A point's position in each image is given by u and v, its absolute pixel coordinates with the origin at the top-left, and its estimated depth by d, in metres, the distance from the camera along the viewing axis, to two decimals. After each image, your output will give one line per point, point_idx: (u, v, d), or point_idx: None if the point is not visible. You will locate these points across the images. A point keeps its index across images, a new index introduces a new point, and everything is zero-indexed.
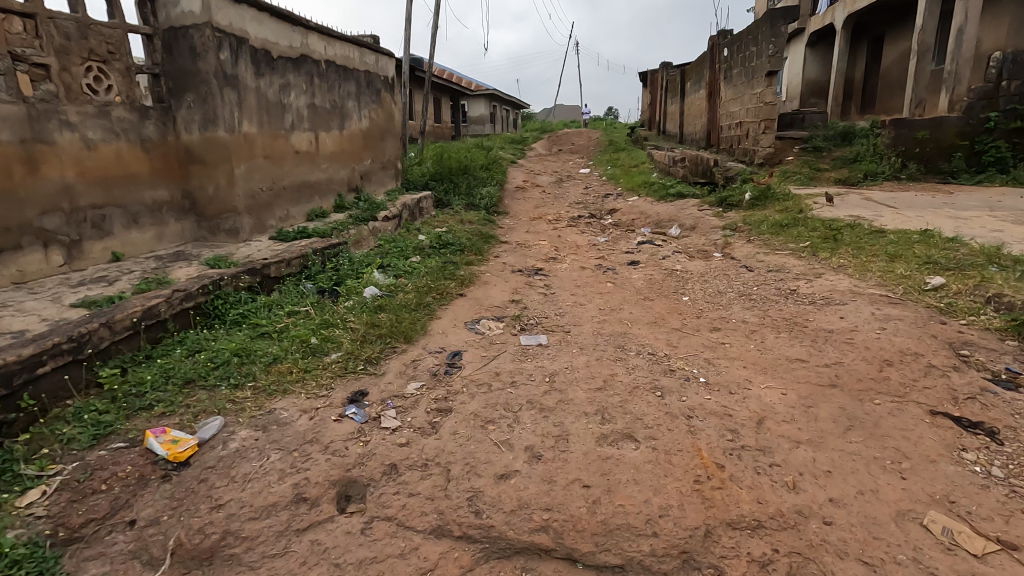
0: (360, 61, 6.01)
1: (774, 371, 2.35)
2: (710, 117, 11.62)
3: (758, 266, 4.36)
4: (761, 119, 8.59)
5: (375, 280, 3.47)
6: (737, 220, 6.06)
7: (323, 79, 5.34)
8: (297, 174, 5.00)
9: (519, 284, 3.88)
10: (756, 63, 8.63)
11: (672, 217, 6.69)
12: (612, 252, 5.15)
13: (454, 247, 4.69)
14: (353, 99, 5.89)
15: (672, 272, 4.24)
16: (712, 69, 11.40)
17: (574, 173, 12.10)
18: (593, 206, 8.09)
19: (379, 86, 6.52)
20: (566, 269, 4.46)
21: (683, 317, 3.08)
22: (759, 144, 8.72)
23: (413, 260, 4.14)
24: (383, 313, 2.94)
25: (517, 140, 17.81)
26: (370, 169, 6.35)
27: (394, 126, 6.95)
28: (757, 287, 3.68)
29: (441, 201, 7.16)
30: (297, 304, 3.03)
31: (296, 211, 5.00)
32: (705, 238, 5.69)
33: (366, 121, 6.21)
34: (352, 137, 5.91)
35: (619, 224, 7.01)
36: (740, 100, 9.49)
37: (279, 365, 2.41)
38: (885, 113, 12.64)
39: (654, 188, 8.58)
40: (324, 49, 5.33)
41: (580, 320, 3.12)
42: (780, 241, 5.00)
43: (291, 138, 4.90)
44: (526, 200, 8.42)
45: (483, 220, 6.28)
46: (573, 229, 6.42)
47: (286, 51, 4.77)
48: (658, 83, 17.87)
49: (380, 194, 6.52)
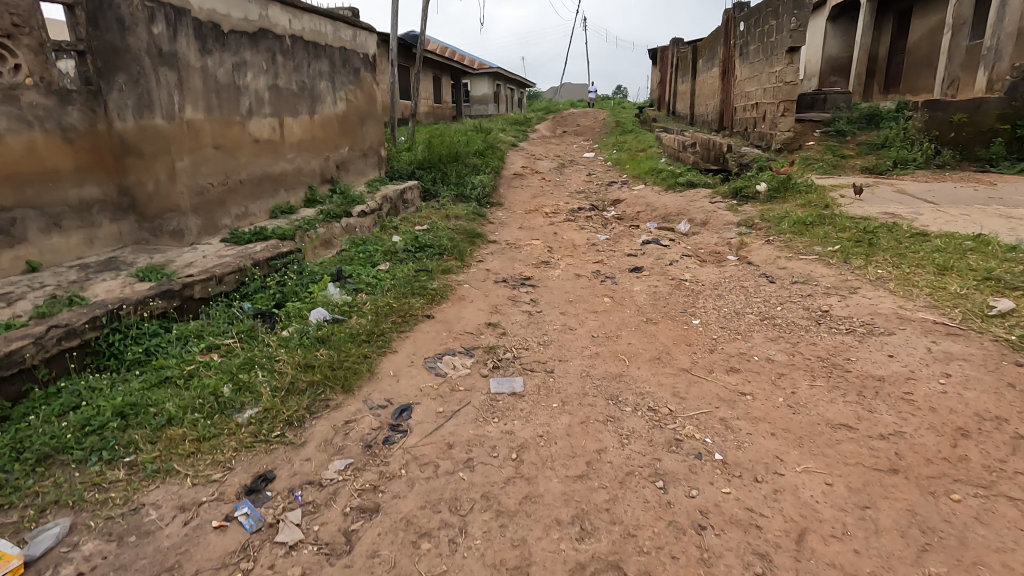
0: (334, 36, 5.39)
1: (812, 445, 1.79)
2: (723, 97, 10.86)
3: (780, 275, 3.78)
4: (780, 101, 7.89)
5: (326, 300, 2.92)
6: (753, 215, 5.45)
7: (288, 58, 4.73)
8: (257, 166, 4.44)
9: (501, 299, 3.33)
10: (776, 39, 7.90)
11: (681, 211, 6.09)
12: (613, 254, 4.58)
13: (432, 251, 4.12)
14: (326, 80, 5.29)
15: (680, 282, 3.67)
16: (727, 45, 10.62)
17: (577, 158, 11.45)
18: (595, 197, 7.49)
19: (358, 65, 5.90)
20: (558, 277, 3.90)
21: (692, 352, 2.52)
22: (777, 128, 8.04)
23: (380, 270, 3.59)
24: (324, 348, 2.40)
25: (520, 121, 17.09)
26: (347, 157, 5.76)
27: (376, 109, 6.34)
28: (780, 306, 3.10)
29: (428, 192, 6.56)
30: (222, 334, 2.48)
31: (256, 207, 4.43)
32: (718, 237, 5.09)
33: (343, 104, 5.61)
34: (326, 123, 5.33)
35: (622, 217, 6.41)
36: (757, 79, 8.77)
37: (172, 428, 1.87)
38: (911, 93, 11.84)
39: (662, 175, 7.94)
40: (289, 22, 4.71)
41: (567, 354, 2.57)
42: (804, 243, 4.42)
43: (249, 125, 4.32)
44: (524, 189, 7.82)
45: (472, 215, 5.70)
46: (572, 224, 5.83)
47: (240, 24, 4.16)
48: (669, 60, 16.99)
49: (359, 185, 5.94)
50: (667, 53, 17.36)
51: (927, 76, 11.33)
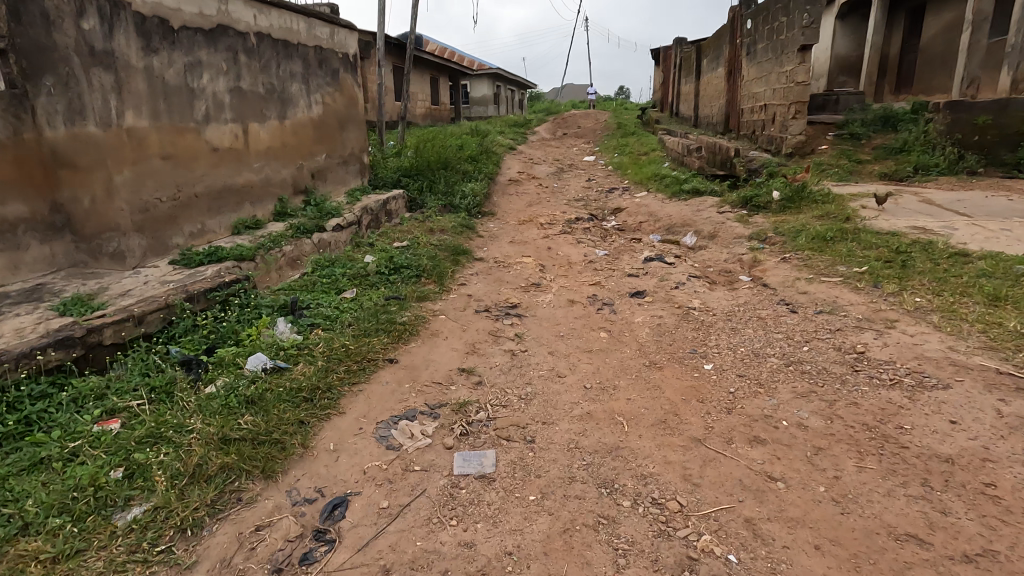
0: (308, 34, 4.94)
1: (871, 570, 1.33)
2: (729, 98, 10.41)
3: (802, 302, 3.33)
4: (790, 102, 7.41)
5: (269, 341, 2.48)
6: (766, 228, 5.01)
7: (253, 57, 4.29)
8: (216, 178, 3.99)
9: (481, 335, 2.88)
10: (787, 37, 7.43)
11: (687, 222, 5.64)
12: (613, 273, 4.12)
13: (407, 274, 3.67)
14: (298, 82, 4.84)
15: (688, 312, 3.22)
16: (733, 44, 10.17)
17: (577, 162, 11.01)
18: (595, 205, 7.05)
19: (338, 65, 5.45)
20: (550, 304, 3.45)
21: (705, 413, 2.06)
22: (787, 131, 7.58)
23: (345, 298, 3.15)
24: (250, 411, 1.95)
25: (519, 123, 16.65)
26: (325, 165, 5.32)
27: (359, 113, 5.89)
28: (806, 344, 2.64)
29: (414, 202, 6.11)
30: (129, 393, 2.03)
31: (214, 223, 3.98)
32: (728, 254, 4.65)
33: (319, 108, 5.16)
34: (298, 129, 4.88)
35: (624, 229, 5.96)
36: (766, 79, 8.31)
37: (25, 538, 1.42)
38: (925, 93, 11.38)
39: (666, 182, 7.50)
40: (254, 18, 4.27)
41: (554, 414, 2.12)
42: (825, 261, 3.96)
43: (206, 132, 3.88)
44: (519, 197, 7.38)
45: (459, 228, 5.25)
46: (568, 237, 5.39)
47: (193, 19, 3.73)
48: (672, 60, 16.55)
49: (338, 195, 5.49)
50: (671, 52, 16.89)
51: (943, 75, 10.85)
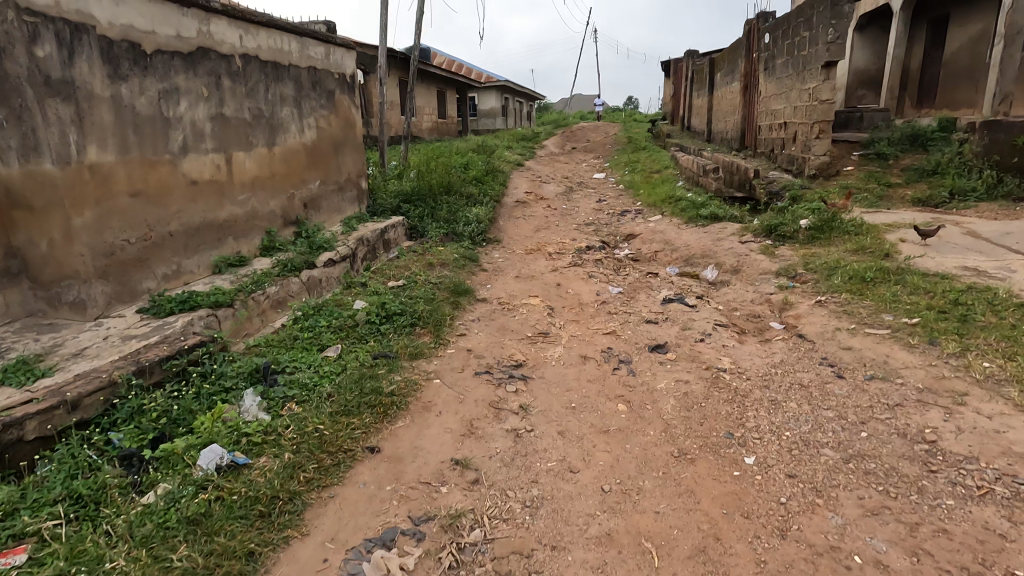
0: (300, 55, 4.63)
1: None
2: (745, 114, 10.02)
3: (847, 362, 2.92)
4: (813, 121, 7.01)
5: (230, 424, 2.12)
6: (795, 263, 4.61)
7: (238, 81, 3.97)
8: (194, 213, 3.66)
9: (480, 407, 2.49)
10: (810, 52, 7.04)
11: (707, 254, 5.24)
12: (629, 318, 3.73)
13: (401, 324, 3.30)
14: (289, 106, 4.52)
15: (718, 374, 2.81)
16: (749, 58, 9.79)
17: (587, 179, 10.65)
18: (607, 229, 6.68)
19: (333, 86, 5.13)
20: (559, 361, 3.06)
21: (753, 538, 1.68)
22: (809, 151, 7.17)
23: (327, 358, 2.79)
24: (189, 539, 1.59)
25: (527, 137, 16.34)
26: (318, 193, 4.98)
27: (356, 136, 5.56)
28: (862, 428, 2.24)
29: (414, 230, 5.76)
30: (47, 508, 1.67)
31: (191, 263, 3.64)
32: (754, 293, 4.24)
33: (312, 133, 4.84)
34: (289, 156, 4.55)
35: (638, 259, 5.57)
36: (786, 96, 7.91)
37: None
38: (949, 107, 10.94)
39: (681, 205, 7.11)
40: (240, 39, 3.96)
41: (565, 536, 1.73)
42: (868, 307, 3.55)
43: (183, 164, 3.55)
44: (527, 220, 7.02)
45: (462, 260, 4.89)
46: (578, 269, 5.01)
47: (169, 42, 3.41)
48: (683, 73, 16.21)
49: (332, 224, 5.15)
50: (683, 64, 16.53)
51: (969, 89, 10.42)
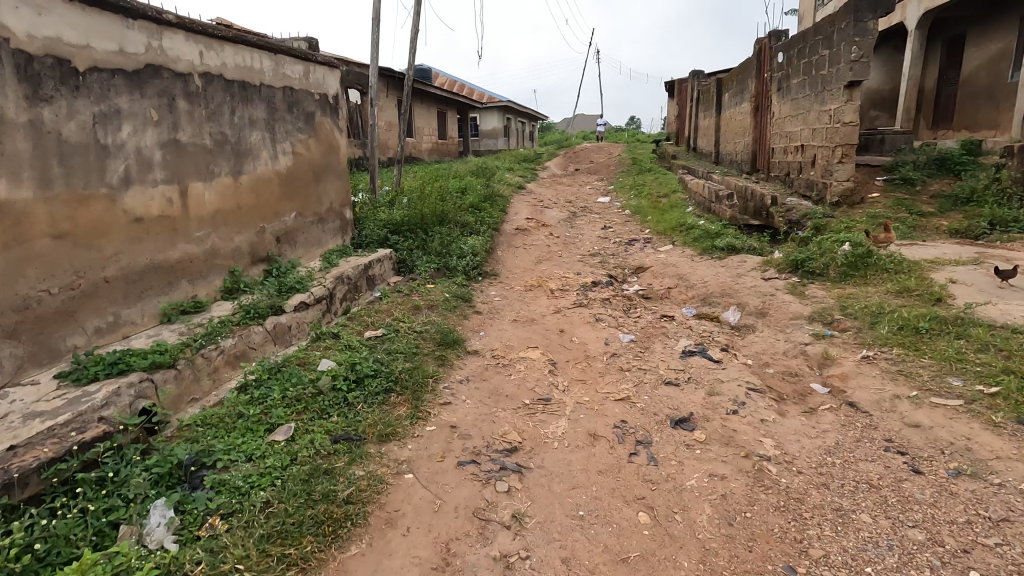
0: (274, 74, 4.17)
1: None
2: (757, 136, 9.57)
3: (920, 448, 2.36)
4: (835, 145, 6.53)
5: (117, 563, 1.56)
6: (830, 306, 4.07)
7: (197, 103, 3.49)
8: (137, 255, 3.15)
9: (461, 519, 1.95)
10: (830, 72, 6.59)
11: (727, 293, 4.70)
12: (644, 378, 3.18)
13: (372, 391, 2.75)
14: (260, 130, 4.05)
15: (761, 464, 2.26)
16: (760, 78, 9.37)
17: (591, 203, 10.17)
18: (614, 261, 6.17)
19: (314, 108, 4.67)
20: (563, 440, 2.51)
21: None
22: (830, 176, 6.67)
23: (275, 445, 2.24)
24: None
25: (529, 158, 15.94)
26: (293, 225, 4.47)
27: (339, 162, 5.08)
28: (967, 563, 1.69)
29: (403, 264, 5.24)
30: None
31: (132, 313, 3.12)
32: (786, 343, 3.70)
33: (287, 160, 4.35)
34: (259, 186, 4.06)
35: (649, 297, 5.04)
36: (803, 117, 7.45)
37: None
38: (967, 129, 10.50)
39: (693, 234, 6.60)
40: (199, 56, 3.50)
41: None
42: (929, 366, 3.01)
43: (124, 199, 3.05)
44: (527, 250, 6.51)
45: (454, 301, 4.37)
46: (584, 310, 4.47)
47: (109, 57, 2.94)
48: (688, 93, 15.86)
49: (310, 260, 4.63)
50: (687, 85, 16.21)
51: (989, 109, 9.97)
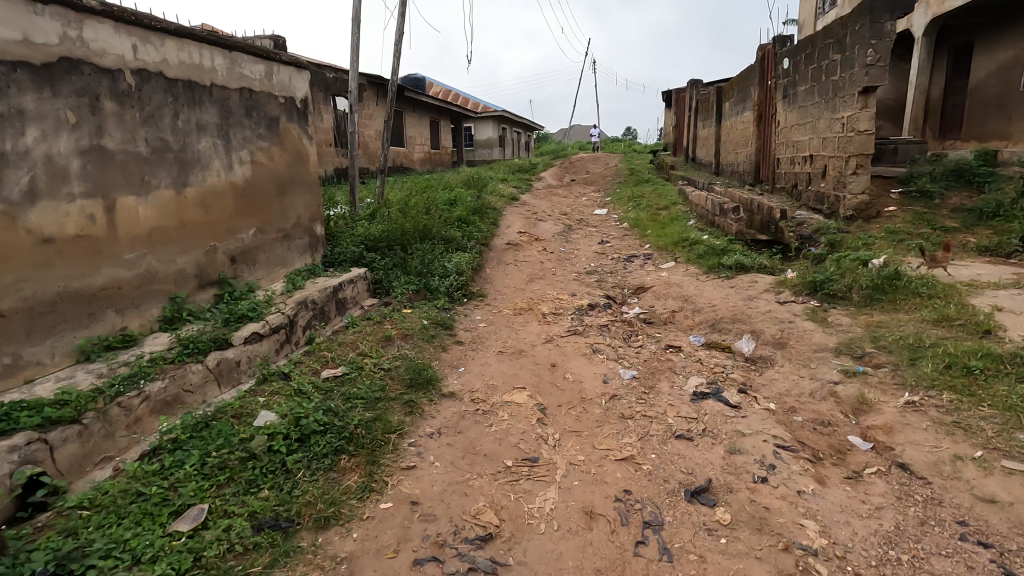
0: (228, 73, 3.69)
1: None
2: (761, 146, 9.15)
3: (1003, 535, 1.87)
4: (849, 155, 6.09)
5: None
6: (858, 336, 3.59)
7: (129, 104, 3.01)
8: (47, 283, 2.64)
9: None
10: (842, 78, 6.18)
11: (738, 319, 4.21)
12: (650, 428, 2.68)
13: (319, 453, 2.24)
14: (211, 136, 3.56)
15: (806, 562, 1.79)
16: (764, 85, 8.95)
17: (588, 215, 9.71)
18: (612, 280, 5.68)
19: (278, 113, 4.18)
20: (552, 520, 2.01)
21: None
22: (844, 188, 6.23)
23: (177, 540, 1.73)
24: None
25: (524, 169, 15.51)
26: (251, 243, 3.97)
27: (308, 173, 4.58)
28: None
29: (379, 285, 4.74)
30: None
31: (37, 353, 2.60)
32: (812, 381, 3.21)
33: (244, 170, 3.86)
34: (209, 199, 3.56)
35: (651, 321, 4.56)
36: (812, 126, 7.01)
37: None
38: (977, 139, 10.11)
39: (697, 250, 6.13)
40: (133, 50, 3.02)
41: None
42: (990, 416, 2.52)
43: (27, 216, 2.54)
44: (519, 267, 6.03)
45: (433, 329, 3.87)
46: (579, 339, 3.97)
47: (9, 48, 2.45)
48: (686, 102, 15.51)
49: (271, 282, 4.12)
50: (686, 95, 15.85)
51: (999, 118, 9.58)
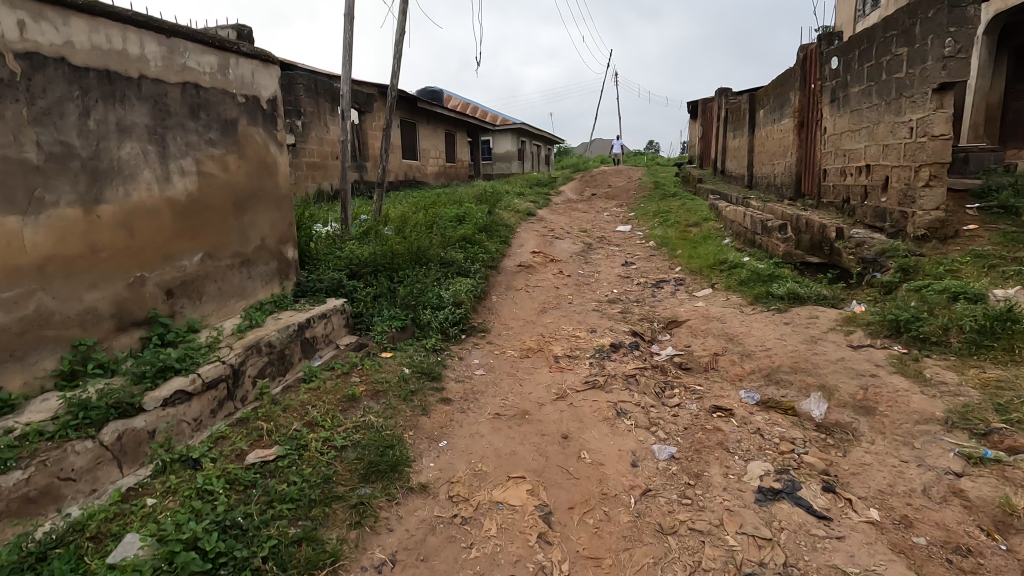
0: (165, 64, 2.99)
1: None
2: (803, 155, 8.22)
3: None
4: (919, 164, 5.18)
5: None
6: (974, 401, 2.68)
7: (10, 96, 2.31)
8: None
9: None
10: (910, 74, 5.28)
11: (802, 369, 3.32)
12: (703, 556, 1.89)
13: None
14: (138, 141, 2.85)
15: None
16: (807, 89, 8.05)
17: (611, 232, 8.88)
18: (639, 311, 4.83)
19: (235, 115, 3.47)
20: None
21: None
22: (914, 202, 5.30)
23: None
24: None
25: (544, 182, 14.75)
26: (195, 273, 3.23)
27: (277, 187, 3.86)
28: None
29: (359, 320, 3.98)
30: None
31: None
32: (924, 470, 2.33)
33: (186, 182, 3.15)
34: (134, 220, 2.85)
35: (689, 368, 3.70)
36: (870, 131, 6.09)
37: None
38: None
39: (739, 275, 5.25)
40: (19, 27, 2.33)
41: None
42: None
43: None
44: (529, 295, 5.22)
45: (413, 382, 3.07)
46: (599, 395, 3.14)
47: None
48: (715, 113, 14.63)
49: (221, 321, 3.38)
50: (714, 105, 14.97)
51: None
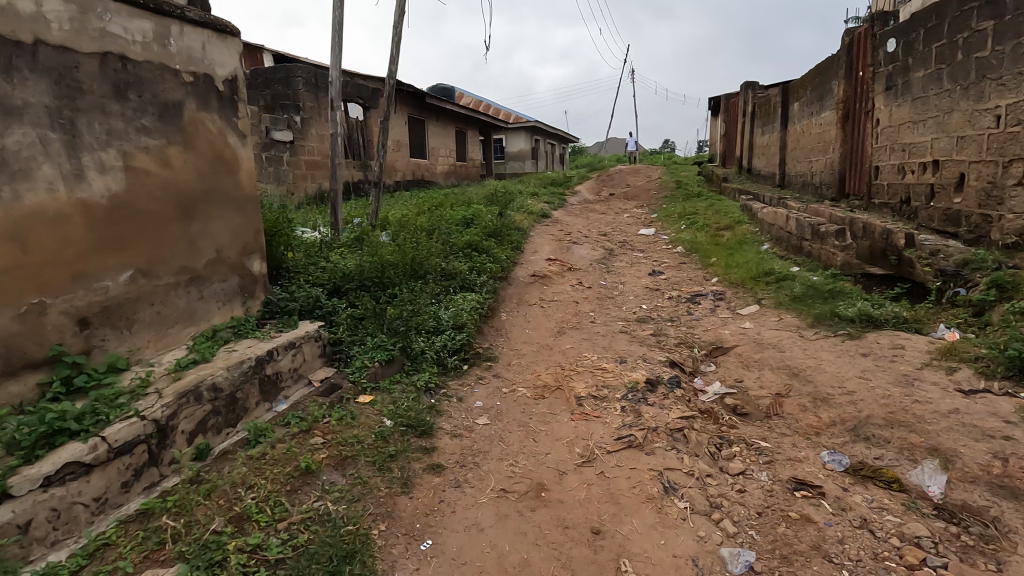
0: (75, 28, 2.31)
1: None
2: (849, 151, 7.37)
3: None
4: (1009, 159, 4.36)
5: None
6: None
7: None
8: None
9: None
10: (998, 53, 4.45)
11: (900, 423, 2.54)
12: None
13: None
14: (31, 126, 2.18)
15: None
16: (855, 76, 7.19)
17: (634, 237, 8.09)
18: (676, 334, 4.07)
19: (179, 96, 2.77)
20: None
21: None
22: (1001, 204, 4.48)
23: None
24: None
25: (558, 182, 13.98)
26: (122, 298, 2.54)
27: (237, 187, 3.16)
28: None
29: (338, 349, 3.29)
30: None
31: None
32: None
33: (108, 181, 2.46)
34: (27, 230, 2.17)
35: (748, 415, 2.94)
36: (939, 121, 5.26)
37: None
38: None
39: (792, 289, 4.46)
40: None
41: None
42: None
43: None
44: (545, 312, 4.49)
45: (393, 441, 2.35)
46: (637, 459, 2.39)
47: None
48: (740, 107, 13.72)
49: (158, 355, 2.69)
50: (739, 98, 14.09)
51: None
